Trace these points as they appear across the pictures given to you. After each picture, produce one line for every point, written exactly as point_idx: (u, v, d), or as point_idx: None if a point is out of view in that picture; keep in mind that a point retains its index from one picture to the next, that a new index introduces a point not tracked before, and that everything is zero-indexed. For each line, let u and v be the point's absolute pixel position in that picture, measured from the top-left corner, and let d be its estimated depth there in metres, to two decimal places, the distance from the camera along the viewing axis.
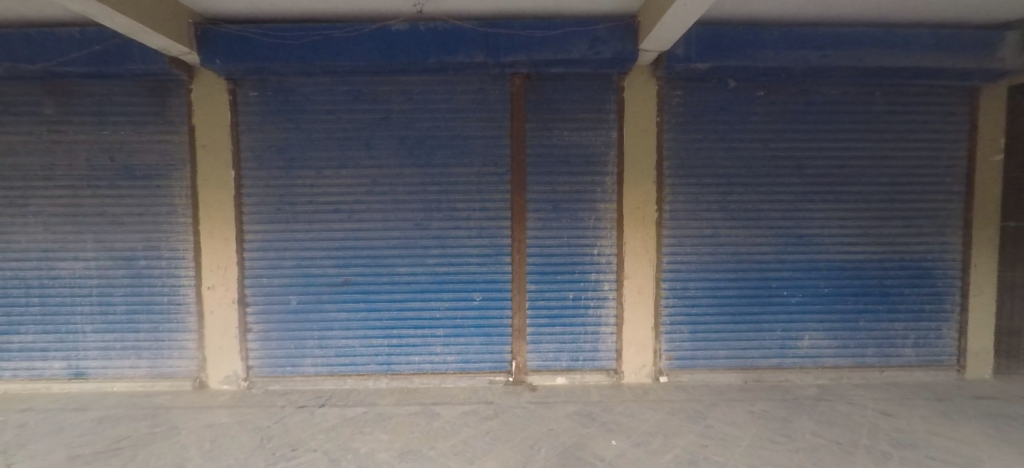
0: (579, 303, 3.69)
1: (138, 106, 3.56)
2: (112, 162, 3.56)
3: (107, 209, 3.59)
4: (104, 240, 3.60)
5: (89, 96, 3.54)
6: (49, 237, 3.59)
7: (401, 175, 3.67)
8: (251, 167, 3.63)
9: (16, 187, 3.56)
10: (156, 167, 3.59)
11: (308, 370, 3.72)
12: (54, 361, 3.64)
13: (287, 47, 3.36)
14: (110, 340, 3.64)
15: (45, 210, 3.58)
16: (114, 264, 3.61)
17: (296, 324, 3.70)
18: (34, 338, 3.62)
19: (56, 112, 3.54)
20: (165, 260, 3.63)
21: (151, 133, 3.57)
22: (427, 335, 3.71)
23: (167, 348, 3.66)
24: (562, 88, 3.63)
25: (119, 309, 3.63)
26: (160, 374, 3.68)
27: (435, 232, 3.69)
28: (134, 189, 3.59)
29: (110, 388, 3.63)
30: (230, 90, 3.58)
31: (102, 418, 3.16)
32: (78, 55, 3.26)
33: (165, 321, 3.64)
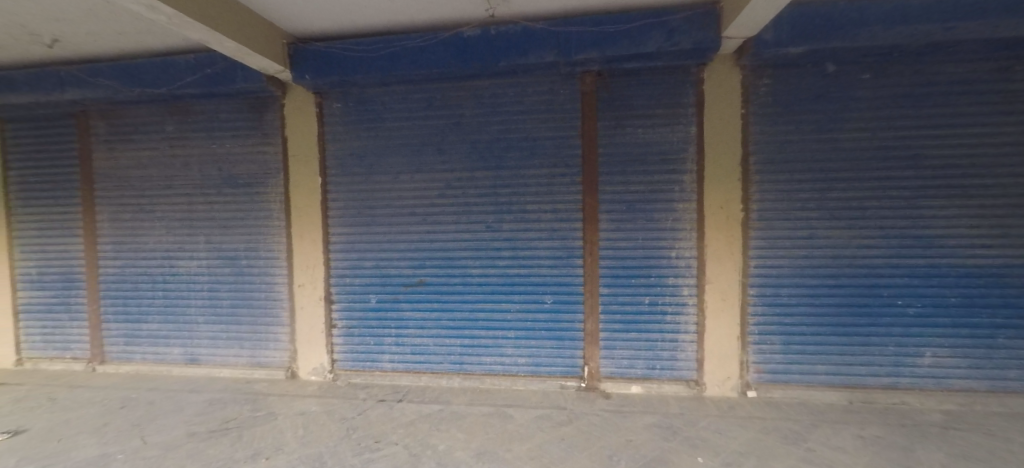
0: (656, 308, 3.51)
1: (240, 121, 3.94)
2: (220, 172, 3.98)
3: (216, 214, 4.01)
4: (214, 242, 4.02)
5: (201, 115, 3.97)
6: (170, 240, 4.08)
7: (473, 178, 3.72)
8: (335, 173, 3.87)
9: (145, 196, 4.08)
10: (254, 175, 3.95)
11: (385, 365, 3.89)
12: (173, 348, 4.12)
13: (367, 59, 3.54)
14: (218, 330, 4.05)
15: (167, 216, 4.07)
16: (221, 263, 4.02)
17: (375, 321, 3.89)
18: (159, 326, 4.12)
19: (175, 130, 4.01)
20: (262, 260, 3.98)
21: (251, 145, 3.93)
22: (498, 337, 3.73)
23: (264, 340, 4.01)
24: (636, 84, 3.48)
25: (224, 303, 4.03)
26: (258, 363, 4.04)
27: (505, 234, 3.70)
28: (237, 196, 3.97)
29: (218, 373, 4.04)
30: (317, 102, 3.85)
31: (212, 400, 3.53)
32: (193, 78, 3.67)
33: (262, 315, 3.99)
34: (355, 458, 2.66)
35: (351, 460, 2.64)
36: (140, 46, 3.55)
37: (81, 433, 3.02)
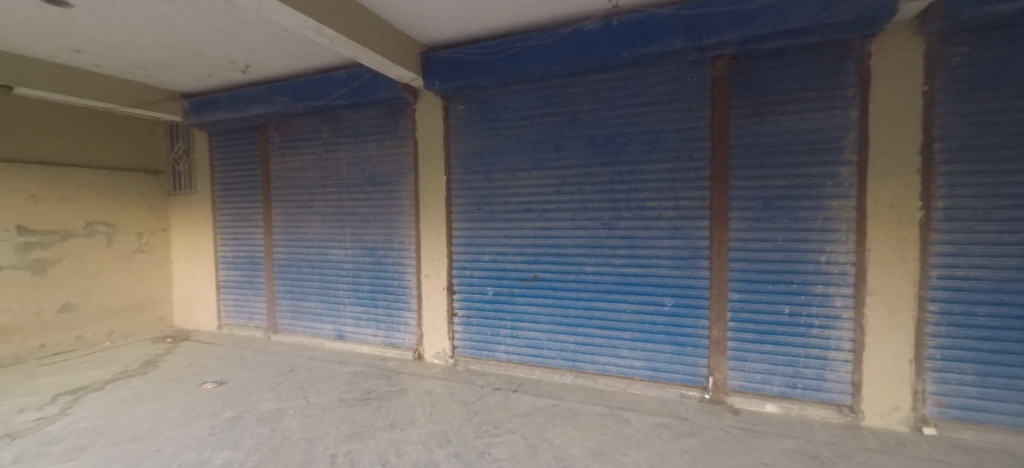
0: (799, 320, 3.08)
1: (380, 127, 4.41)
2: (363, 173, 4.51)
3: (360, 210, 4.56)
4: (357, 234, 4.58)
5: (349, 123, 4.53)
6: (324, 231, 4.74)
7: (590, 175, 3.66)
8: (459, 172, 4.13)
9: (305, 194, 4.80)
10: (390, 175, 4.40)
11: (500, 356, 4.06)
12: (325, 324, 4.80)
13: (490, 62, 3.70)
14: (360, 311, 4.62)
15: (322, 211, 4.74)
16: (363, 253, 4.57)
17: (492, 313, 4.07)
18: (315, 305, 4.82)
19: (329, 137, 4.64)
20: (396, 251, 4.42)
21: (388, 148, 4.39)
22: (613, 337, 3.64)
23: (397, 323, 4.47)
24: (779, 65, 3.08)
25: (365, 288, 4.58)
26: (391, 343, 4.51)
27: (622, 232, 3.58)
28: (376, 193, 4.47)
29: (359, 349, 4.61)
30: (443, 106, 4.14)
31: (356, 373, 4.04)
32: (344, 91, 4.21)
33: (396, 301, 4.44)
34: (477, 440, 2.82)
35: (473, 441, 2.81)
36: (305, 66, 4.17)
37: (263, 389, 3.69)
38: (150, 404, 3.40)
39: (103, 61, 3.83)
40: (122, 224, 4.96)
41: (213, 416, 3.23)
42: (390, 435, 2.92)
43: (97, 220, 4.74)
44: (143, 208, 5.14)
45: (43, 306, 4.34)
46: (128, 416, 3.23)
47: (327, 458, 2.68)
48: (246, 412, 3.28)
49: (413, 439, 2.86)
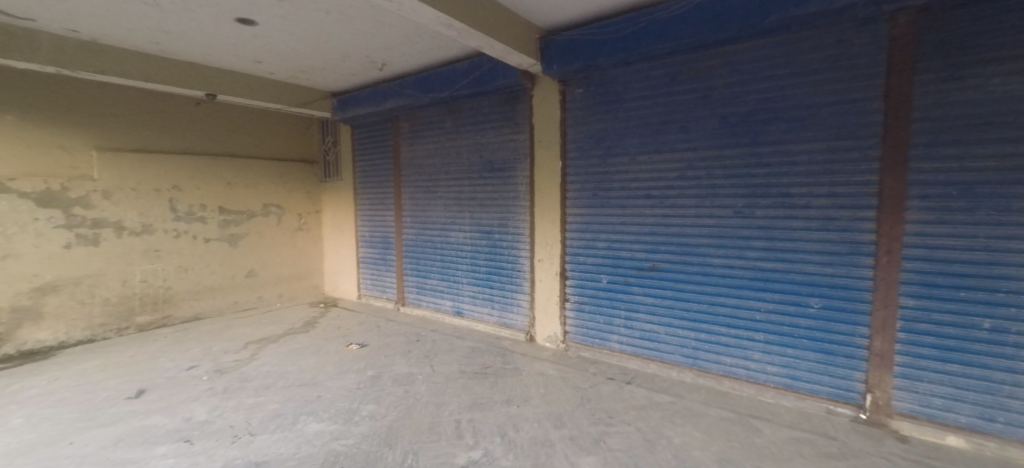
0: (1004, 338, 2.45)
1: (498, 114, 4.53)
2: (481, 159, 4.70)
3: (478, 195, 4.76)
4: (475, 219, 4.80)
5: (469, 112, 4.73)
6: (445, 216, 5.05)
7: (721, 157, 3.32)
8: (575, 157, 4.07)
9: (429, 180, 5.15)
10: (507, 161, 4.51)
11: (613, 345, 3.96)
12: (445, 301, 5.16)
13: (611, 41, 3.55)
14: (476, 291, 4.88)
15: (444, 196, 5.04)
16: (480, 236, 4.78)
17: (606, 301, 3.98)
18: (437, 283, 5.21)
19: (451, 125, 4.88)
20: (512, 236, 4.55)
21: (505, 134, 4.50)
22: (742, 337, 3.30)
23: (511, 305, 4.62)
24: (991, 13, 2.42)
25: (482, 269, 4.81)
26: (505, 323, 4.69)
27: (759, 222, 3.20)
28: (493, 179, 4.62)
29: (476, 327, 4.88)
30: (560, 91, 4.10)
31: (474, 348, 4.30)
32: (466, 81, 4.39)
33: (510, 283, 4.59)
34: (591, 427, 2.81)
35: (588, 427, 2.81)
36: (432, 61, 4.45)
37: (396, 354, 4.14)
38: (311, 358, 4.05)
39: (276, 70, 4.52)
40: (289, 205, 5.85)
41: (358, 373, 3.75)
42: (508, 410, 3.07)
43: (271, 202, 5.66)
44: (303, 193, 6.01)
45: (237, 270, 5.35)
46: (297, 365, 3.89)
47: (452, 423, 2.94)
48: (384, 373, 3.73)
49: (528, 417, 2.97)
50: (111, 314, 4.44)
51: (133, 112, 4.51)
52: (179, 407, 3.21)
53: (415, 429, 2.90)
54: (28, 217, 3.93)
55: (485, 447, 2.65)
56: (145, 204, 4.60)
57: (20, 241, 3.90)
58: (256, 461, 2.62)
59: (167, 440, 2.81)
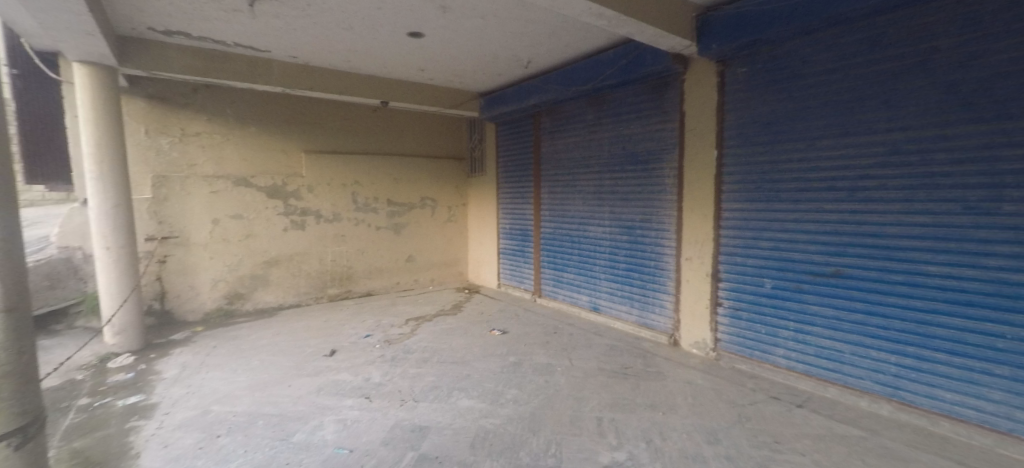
0: None
1: (644, 103, 4.29)
2: (624, 151, 4.52)
3: (619, 188, 4.59)
4: (615, 213, 4.65)
5: (612, 103, 4.58)
6: (584, 209, 5.00)
7: (947, 137, 2.56)
8: (734, 144, 3.61)
9: (568, 174, 5.15)
10: (654, 151, 4.25)
11: (778, 360, 3.40)
12: (581, 296, 5.12)
13: (788, 8, 3.02)
14: (614, 287, 4.73)
15: (583, 189, 4.99)
16: (620, 231, 4.62)
17: (769, 310, 3.43)
18: (574, 277, 5.20)
19: (593, 118, 4.81)
20: (655, 231, 4.28)
21: (652, 124, 4.25)
22: (975, 370, 2.49)
23: (651, 305, 4.36)
24: None
25: (621, 265, 4.64)
26: (645, 323, 4.44)
27: (1011, 220, 2.35)
28: (637, 172, 4.41)
29: (613, 324, 4.71)
30: (718, 72, 3.68)
31: (612, 346, 4.17)
32: (612, 71, 4.23)
33: (652, 281, 4.34)
34: (753, 449, 2.49)
35: (749, 450, 2.49)
36: (575, 53, 4.39)
37: (535, 344, 4.26)
38: (460, 338, 4.43)
39: (435, 76, 5.00)
40: (441, 198, 6.46)
41: (501, 358, 3.97)
42: (652, 415, 2.90)
43: (428, 196, 6.33)
44: (453, 187, 6.58)
45: (399, 255, 6.12)
46: (449, 344, 4.29)
47: (593, 419, 2.91)
48: (525, 361, 3.88)
49: (676, 426, 2.76)
50: (311, 286, 5.46)
51: (329, 120, 5.44)
52: (360, 368, 3.82)
53: (556, 420, 2.94)
54: (262, 206, 5.06)
55: (630, 450, 2.54)
56: (336, 197, 5.54)
57: (256, 226, 5.04)
58: (419, 425, 2.95)
59: (352, 395, 3.38)
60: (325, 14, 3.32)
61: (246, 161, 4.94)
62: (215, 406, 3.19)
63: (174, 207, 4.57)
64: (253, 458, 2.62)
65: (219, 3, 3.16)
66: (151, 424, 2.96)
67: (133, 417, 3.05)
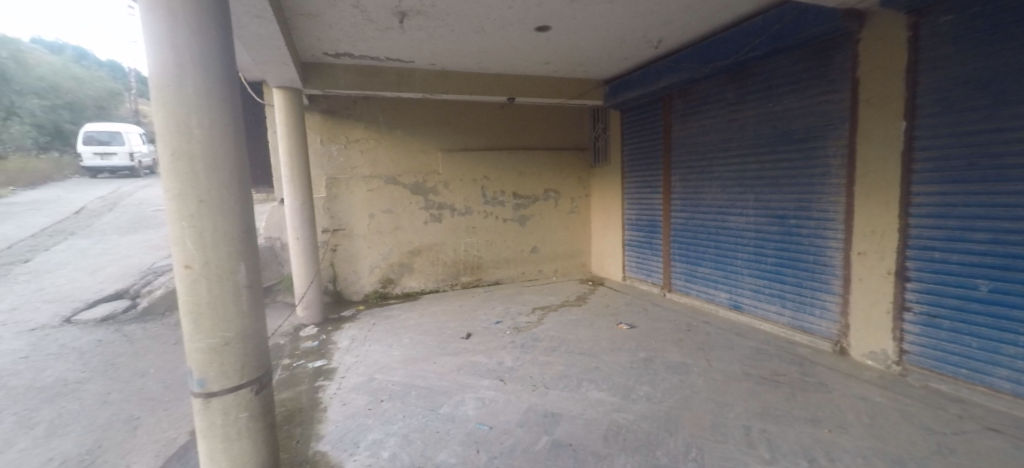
0: None
1: (801, 73, 3.66)
2: (774, 130, 3.94)
3: (767, 172, 4.05)
4: (762, 201, 4.12)
5: (759, 77, 4.02)
6: (723, 198, 4.54)
7: None
8: (933, 113, 2.85)
9: (705, 159, 4.72)
10: (814, 128, 3.61)
11: (1000, 384, 2.66)
12: (720, 292, 4.70)
13: None
14: (761, 284, 4.23)
15: (721, 176, 4.53)
16: (768, 221, 4.09)
17: (986, 320, 2.68)
18: (710, 271, 4.80)
19: (735, 95, 4.28)
20: (814, 221, 3.68)
21: (811, 97, 3.60)
22: None
23: (809, 305, 3.80)
24: None
25: (769, 260, 4.12)
26: (801, 326, 3.90)
27: None
28: (791, 153, 3.81)
29: (759, 325, 4.23)
30: (910, 24, 2.92)
31: (758, 349, 3.76)
32: (760, 40, 3.62)
33: (809, 279, 3.77)
34: None
35: None
36: (710, 27, 3.92)
37: (667, 341, 4.06)
38: (586, 330, 4.43)
39: (559, 68, 5.01)
40: (565, 190, 6.50)
41: (631, 353, 3.87)
42: (814, 432, 2.55)
43: (551, 188, 6.42)
44: (576, 178, 6.57)
45: (524, 246, 6.34)
46: (576, 335, 4.33)
47: (739, 428, 2.66)
48: (657, 358, 3.72)
49: (847, 448, 2.38)
50: (447, 273, 5.97)
51: (460, 120, 5.83)
52: (493, 352, 4.07)
53: (696, 423, 2.76)
54: (407, 202, 5.67)
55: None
56: (467, 191, 5.94)
57: (403, 219, 5.67)
58: (552, 411, 3.03)
59: (488, 376, 3.63)
60: (461, 20, 3.55)
61: (393, 162, 5.58)
62: (378, 375, 3.71)
63: (342, 203, 5.40)
64: (410, 423, 2.98)
65: (375, 24, 3.60)
66: (333, 385, 3.58)
67: (321, 377, 3.72)
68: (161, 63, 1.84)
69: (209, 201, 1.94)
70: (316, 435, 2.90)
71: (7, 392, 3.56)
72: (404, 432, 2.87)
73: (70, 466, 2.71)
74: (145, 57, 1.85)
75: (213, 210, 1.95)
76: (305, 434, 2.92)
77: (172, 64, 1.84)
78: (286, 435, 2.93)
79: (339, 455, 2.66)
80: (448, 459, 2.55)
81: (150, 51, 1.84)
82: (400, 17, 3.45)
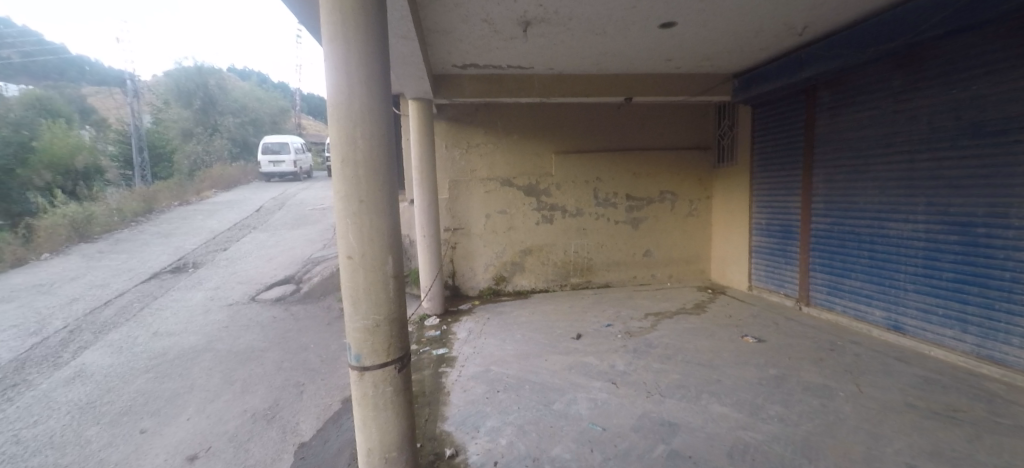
0: None
1: (1001, 52, 3.01)
2: (957, 122, 3.30)
3: (944, 171, 3.42)
4: (936, 205, 3.49)
5: (937, 59, 3.40)
6: (881, 202, 3.94)
7: None
8: None
9: (859, 157, 4.13)
10: (1016, 118, 2.94)
11: None
12: (875, 309, 4.09)
13: None
14: (932, 304, 3.59)
15: (881, 177, 3.93)
16: (944, 230, 3.45)
17: None
18: (862, 285, 4.20)
19: (903, 82, 3.68)
20: (1012, 231, 3.02)
21: (1014, 80, 2.95)
22: None
23: (1002, 332, 3.13)
24: None
25: (945, 275, 3.47)
26: (990, 357, 3.22)
27: None
28: (982, 148, 3.17)
29: (928, 351, 3.59)
30: None
31: (926, 378, 3.20)
32: (938, 18, 3.03)
33: (1002, 300, 3.11)
34: None
35: None
36: (870, 7, 3.42)
37: (804, 359, 3.66)
38: (705, 340, 4.18)
39: (681, 64, 4.79)
40: (682, 191, 6.19)
41: (760, 368, 3.56)
42: None
43: (667, 189, 6.16)
44: (696, 179, 6.21)
45: (637, 249, 6.18)
46: (694, 344, 4.12)
47: (901, 465, 2.30)
48: (792, 377, 3.38)
49: None
50: (556, 274, 6.07)
51: (574, 122, 5.89)
52: (605, 355, 4.05)
53: (842, 452, 2.45)
54: (521, 203, 5.89)
55: None
56: (579, 193, 5.98)
57: (516, 220, 5.91)
58: (668, 420, 2.93)
59: (600, 378, 3.62)
60: (581, 25, 3.60)
61: (509, 165, 5.84)
62: (494, 367, 3.93)
63: (462, 204, 5.82)
64: (525, 415, 3.11)
65: (501, 34, 3.82)
66: (454, 372, 3.88)
67: (444, 364, 4.06)
68: (335, 81, 2.01)
69: (370, 203, 2.08)
70: (442, 415, 3.18)
71: (215, 353, 4.51)
72: (520, 423, 3.01)
73: (259, 417, 3.35)
74: (326, 76, 2.04)
75: (373, 210, 2.09)
76: (433, 414, 3.22)
77: (345, 80, 2.00)
78: (417, 412, 3.26)
79: (462, 437, 2.88)
80: (563, 455, 2.61)
81: (330, 70, 2.02)
82: (524, 26, 3.61)
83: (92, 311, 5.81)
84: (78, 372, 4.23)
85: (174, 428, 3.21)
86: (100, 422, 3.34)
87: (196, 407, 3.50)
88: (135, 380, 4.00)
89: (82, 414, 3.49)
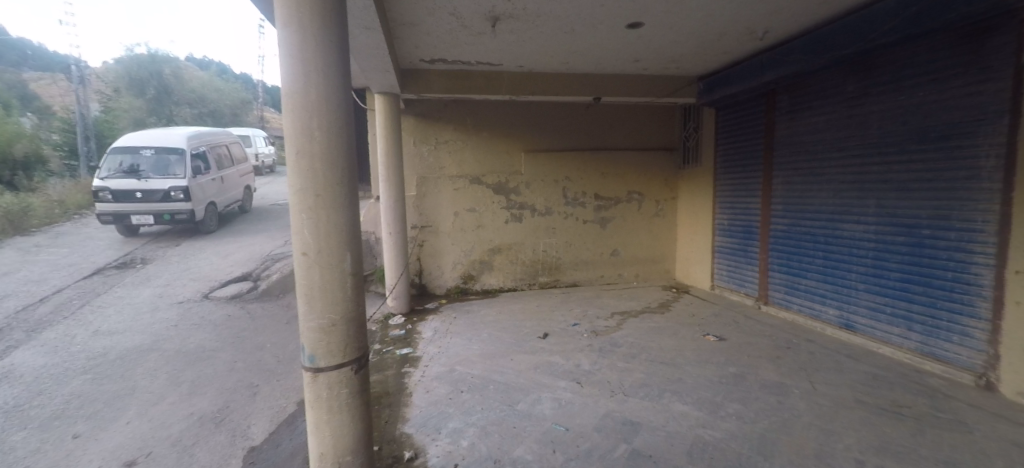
0: None
1: (945, 61, 3.14)
2: (906, 126, 3.43)
3: (893, 175, 3.56)
4: (886, 207, 3.63)
5: (888, 66, 3.54)
6: (835, 204, 4.09)
7: None
8: None
9: (815, 160, 4.26)
10: (959, 124, 3.08)
11: None
12: (829, 308, 4.23)
13: None
14: (881, 302, 3.73)
15: (835, 180, 4.07)
16: (893, 232, 3.59)
17: None
18: (817, 284, 4.33)
19: (856, 89, 3.81)
20: (953, 232, 3.16)
21: (956, 89, 3.08)
22: None
23: (944, 330, 3.27)
24: None
25: (893, 275, 3.61)
26: (932, 353, 3.36)
27: None
28: (927, 153, 3.30)
29: (876, 349, 3.73)
30: None
31: (874, 375, 3.32)
32: (890, 26, 3.13)
33: (944, 299, 3.24)
34: None
35: None
36: (826, 14, 3.52)
37: (762, 357, 3.74)
38: (668, 339, 4.24)
39: (649, 65, 4.85)
40: (650, 193, 6.27)
41: (720, 367, 3.62)
42: None
43: (634, 190, 6.22)
44: (663, 181, 6.30)
45: (605, 249, 6.22)
46: (657, 343, 4.17)
47: (850, 461, 2.36)
48: (750, 375, 3.44)
49: None
50: (525, 273, 6.05)
51: (545, 121, 5.89)
52: (570, 354, 4.04)
53: (796, 449, 2.50)
54: (490, 201, 5.84)
55: None
56: (548, 192, 5.97)
57: (485, 218, 5.86)
58: (630, 419, 2.94)
59: (565, 377, 3.61)
60: (550, 22, 3.57)
61: (479, 162, 5.79)
62: (459, 367, 3.86)
63: (430, 201, 5.73)
64: (487, 416, 3.05)
65: (469, 29, 3.76)
66: (417, 372, 3.79)
67: (407, 364, 3.97)
68: (286, 66, 1.91)
69: (325, 195, 1.99)
70: (402, 417, 3.09)
71: (160, 354, 4.28)
72: (483, 423, 2.96)
73: (206, 420, 3.18)
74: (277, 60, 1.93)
75: (328, 203, 2.00)
76: (393, 416, 3.13)
77: (296, 65, 1.90)
78: (377, 414, 3.16)
79: (422, 438, 2.81)
80: (525, 456, 2.58)
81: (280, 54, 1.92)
82: (493, 21, 3.56)
83: (25, 308, 5.43)
84: (5, 373, 3.94)
85: (110, 434, 3.02)
86: (28, 427, 3.11)
87: (137, 411, 3.31)
88: (70, 382, 3.75)
89: (7, 417, 3.24)
